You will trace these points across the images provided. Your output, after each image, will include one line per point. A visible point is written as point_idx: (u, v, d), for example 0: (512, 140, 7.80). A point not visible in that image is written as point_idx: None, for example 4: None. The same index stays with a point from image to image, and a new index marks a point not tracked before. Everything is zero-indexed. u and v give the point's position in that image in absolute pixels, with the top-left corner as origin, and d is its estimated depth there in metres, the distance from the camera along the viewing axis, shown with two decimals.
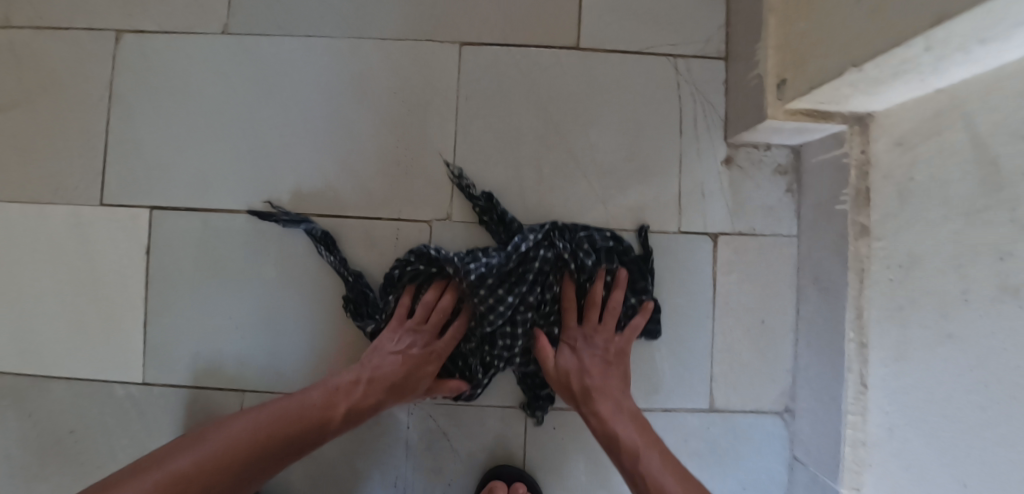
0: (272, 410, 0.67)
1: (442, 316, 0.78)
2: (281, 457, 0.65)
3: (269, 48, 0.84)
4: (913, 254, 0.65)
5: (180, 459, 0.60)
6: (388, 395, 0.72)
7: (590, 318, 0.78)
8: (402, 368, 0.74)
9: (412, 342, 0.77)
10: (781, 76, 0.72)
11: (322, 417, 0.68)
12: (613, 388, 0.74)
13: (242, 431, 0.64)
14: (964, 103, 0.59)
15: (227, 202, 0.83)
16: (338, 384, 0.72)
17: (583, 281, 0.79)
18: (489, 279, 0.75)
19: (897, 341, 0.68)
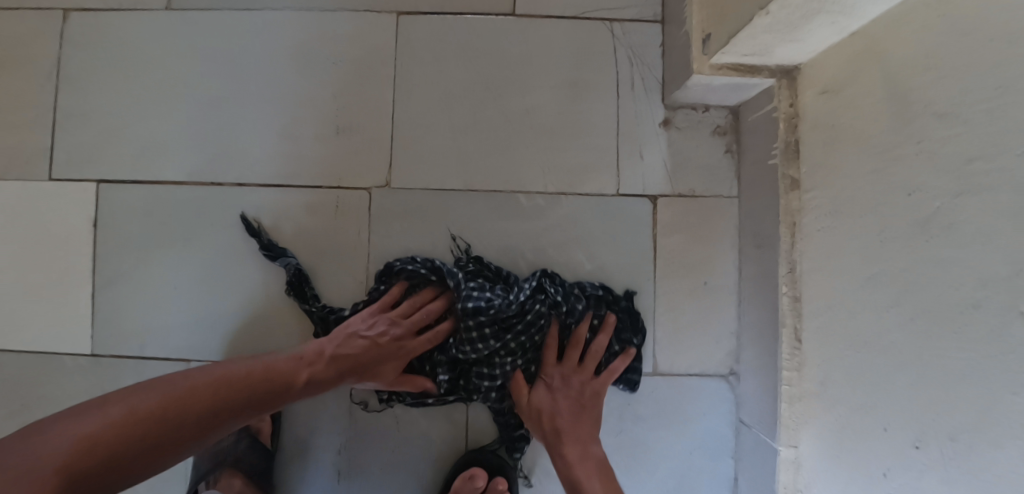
0: (233, 367, 0.65)
1: (428, 320, 0.77)
2: (239, 412, 0.64)
3: (210, 22, 0.85)
4: (836, 202, 0.65)
5: (141, 402, 0.58)
6: (352, 375, 0.72)
7: (570, 358, 0.79)
8: (377, 348, 0.73)
9: (391, 331, 0.75)
10: (705, 31, 0.72)
11: (283, 382, 0.67)
12: (583, 433, 0.75)
13: (203, 382, 0.62)
14: (874, 43, 0.59)
15: (170, 173, 0.84)
16: (302, 352, 0.70)
17: (570, 323, 0.79)
18: (484, 319, 0.74)
19: (826, 291, 0.67)
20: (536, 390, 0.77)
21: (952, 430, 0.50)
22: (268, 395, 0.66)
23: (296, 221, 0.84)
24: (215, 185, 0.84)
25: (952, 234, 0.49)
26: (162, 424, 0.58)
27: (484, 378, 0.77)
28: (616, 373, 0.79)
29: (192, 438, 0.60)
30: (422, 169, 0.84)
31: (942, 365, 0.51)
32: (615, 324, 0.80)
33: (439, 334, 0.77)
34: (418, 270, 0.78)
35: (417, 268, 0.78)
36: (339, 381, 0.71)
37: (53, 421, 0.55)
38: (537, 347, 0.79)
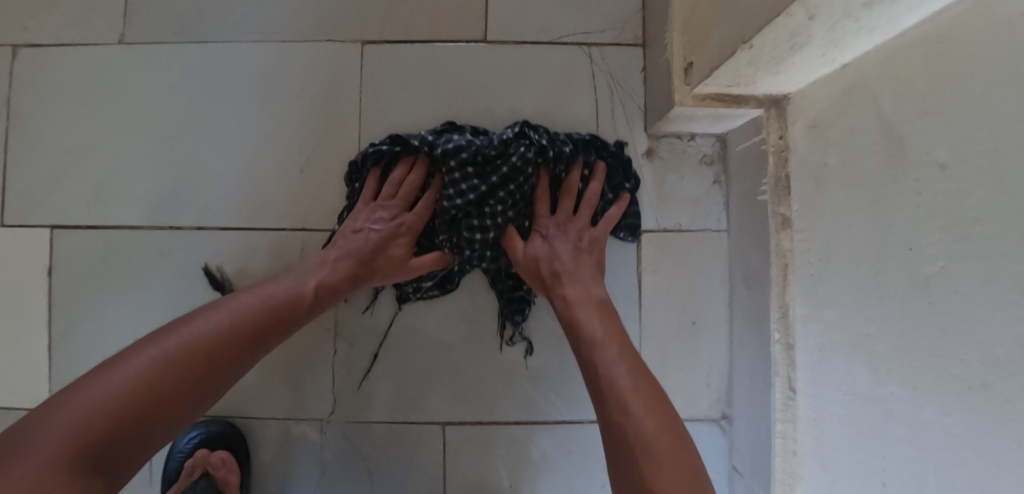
0: (236, 303, 0.62)
1: (413, 192, 0.73)
2: (247, 343, 0.60)
3: (166, 56, 0.81)
4: (830, 246, 0.60)
5: (146, 351, 0.55)
6: (354, 269, 0.69)
7: (564, 207, 0.73)
8: (372, 243, 0.70)
9: (384, 215, 0.72)
10: (687, 59, 0.66)
11: (287, 303, 0.64)
12: (584, 274, 0.69)
13: (208, 322, 0.59)
14: (868, 77, 0.53)
15: (128, 216, 0.80)
16: (301, 275, 0.67)
17: (560, 172, 0.73)
18: (463, 156, 0.69)
19: (820, 342, 0.62)
20: (532, 243, 0.71)
21: None
22: (270, 328, 0.62)
23: (261, 265, 0.79)
24: (174, 228, 0.80)
25: (958, 298, 0.44)
26: (171, 365, 0.54)
27: (472, 215, 0.70)
28: (614, 222, 0.74)
29: (197, 391, 0.55)
30: None
31: (946, 440, 0.46)
32: (605, 171, 0.75)
33: (428, 199, 0.72)
34: (383, 147, 0.73)
35: (380, 146, 0.74)
36: (344, 287, 0.69)
37: (56, 403, 0.51)
38: (527, 200, 0.74)
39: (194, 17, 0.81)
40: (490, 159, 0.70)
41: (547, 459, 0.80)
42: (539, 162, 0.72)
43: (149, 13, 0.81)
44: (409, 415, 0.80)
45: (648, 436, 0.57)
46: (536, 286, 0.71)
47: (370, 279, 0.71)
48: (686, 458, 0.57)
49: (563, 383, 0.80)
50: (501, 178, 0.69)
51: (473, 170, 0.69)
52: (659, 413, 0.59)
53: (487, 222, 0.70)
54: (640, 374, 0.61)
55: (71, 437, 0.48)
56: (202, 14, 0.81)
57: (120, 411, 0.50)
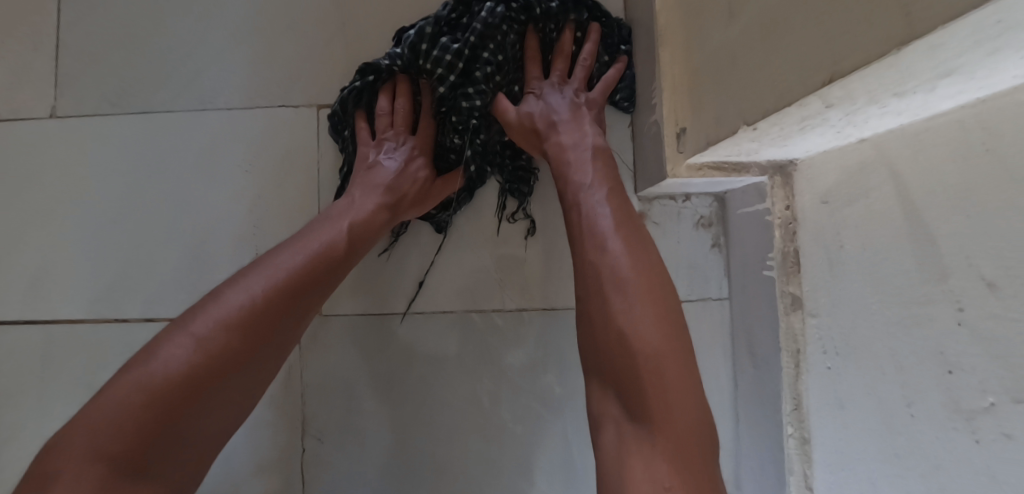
0: (266, 266, 0.53)
1: (410, 111, 0.68)
2: (285, 311, 0.53)
3: (103, 128, 0.73)
4: (850, 342, 0.52)
5: (175, 346, 0.49)
6: (383, 197, 0.63)
7: (556, 69, 0.66)
8: (381, 166, 0.64)
9: (389, 138, 0.67)
10: (679, 124, 0.59)
11: (322, 262, 0.55)
12: (583, 123, 0.63)
13: (238, 299, 0.51)
14: (890, 159, 0.46)
15: (68, 309, 0.72)
16: (330, 215, 0.60)
17: (549, 32, 0.66)
18: (428, 30, 0.63)
19: (841, 447, 0.54)
20: (527, 104, 0.64)
21: None
22: (318, 285, 0.55)
23: None
24: (120, 320, 0.72)
25: (1009, 446, 0.37)
26: (206, 361, 0.49)
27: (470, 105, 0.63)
28: (611, 85, 0.66)
29: (234, 370, 0.50)
30: (360, 286, 0.72)
31: None
32: (601, 32, 0.67)
33: (428, 116, 0.68)
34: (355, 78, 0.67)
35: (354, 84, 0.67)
36: (380, 223, 0.62)
37: (90, 410, 0.47)
38: (516, 61, 0.66)
39: (133, 84, 0.73)
40: (456, 24, 0.64)
41: None
42: (521, 23, 0.64)
43: (82, 83, 0.73)
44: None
45: (636, 327, 0.49)
46: (535, 144, 0.64)
47: (400, 213, 0.65)
48: (679, 345, 0.49)
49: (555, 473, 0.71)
50: (477, 36, 0.61)
51: (442, 27, 0.63)
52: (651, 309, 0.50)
53: (473, 88, 0.63)
54: (648, 260, 0.52)
55: (109, 451, 0.45)
56: (140, 81, 0.73)
57: (156, 400, 0.47)
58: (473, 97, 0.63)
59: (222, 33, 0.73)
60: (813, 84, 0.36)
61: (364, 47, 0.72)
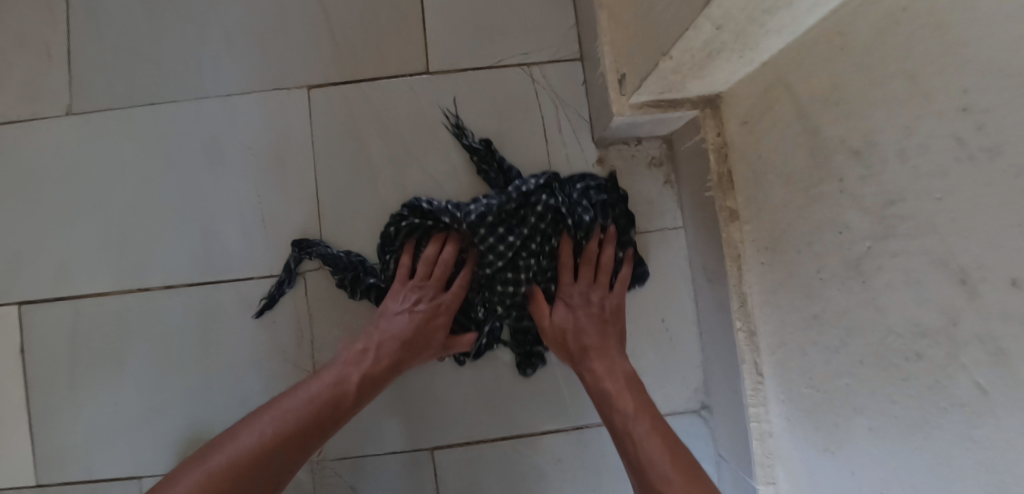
0: (278, 411, 0.62)
1: (449, 269, 0.76)
2: (297, 450, 0.61)
3: (116, 121, 0.81)
4: (774, 237, 0.63)
5: (180, 482, 0.55)
6: (403, 352, 0.71)
7: (583, 275, 0.75)
8: (414, 323, 0.72)
9: (422, 297, 0.74)
10: (619, 71, 0.69)
11: (335, 404, 0.65)
12: (612, 351, 0.71)
13: (248, 440, 0.59)
14: (784, 73, 0.56)
15: (95, 284, 0.80)
16: (344, 357, 0.69)
17: (581, 239, 0.75)
18: (488, 221, 0.72)
19: (778, 327, 0.64)
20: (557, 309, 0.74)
21: (914, 482, 0.47)
22: (320, 429, 0.63)
23: (233, 316, 0.80)
24: (142, 291, 0.80)
25: (884, 277, 0.47)
26: None
27: (507, 290, 0.74)
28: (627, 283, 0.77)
29: None
30: (354, 245, 0.80)
31: (897, 413, 0.48)
32: (617, 235, 0.77)
33: (465, 276, 0.76)
34: (413, 221, 0.76)
35: (410, 220, 0.76)
36: (383, 374, 0.70)
37: None
38: (553, 267, 0.76)
39: (138, 80, 0.82)
40: (513, 213, 0.73)
41: (541, 473, 0.82)
42: (557, 220, 0.74)
43: (93, 82, 0.82)
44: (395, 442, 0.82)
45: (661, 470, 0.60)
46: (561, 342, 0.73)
47: (404, 363, 0.72)
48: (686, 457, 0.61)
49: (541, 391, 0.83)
50: (530, 230, 0.73)
51: (496, 221, 0.72)
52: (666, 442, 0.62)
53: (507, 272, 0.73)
54: (665, 430, 0.64)
55: None
56: (146, 77, 0.82)
57: None
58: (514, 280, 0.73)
59: (215, 31, 0.82)
60: (700, 6, 0.46)
61: (344, 33, 0.82)
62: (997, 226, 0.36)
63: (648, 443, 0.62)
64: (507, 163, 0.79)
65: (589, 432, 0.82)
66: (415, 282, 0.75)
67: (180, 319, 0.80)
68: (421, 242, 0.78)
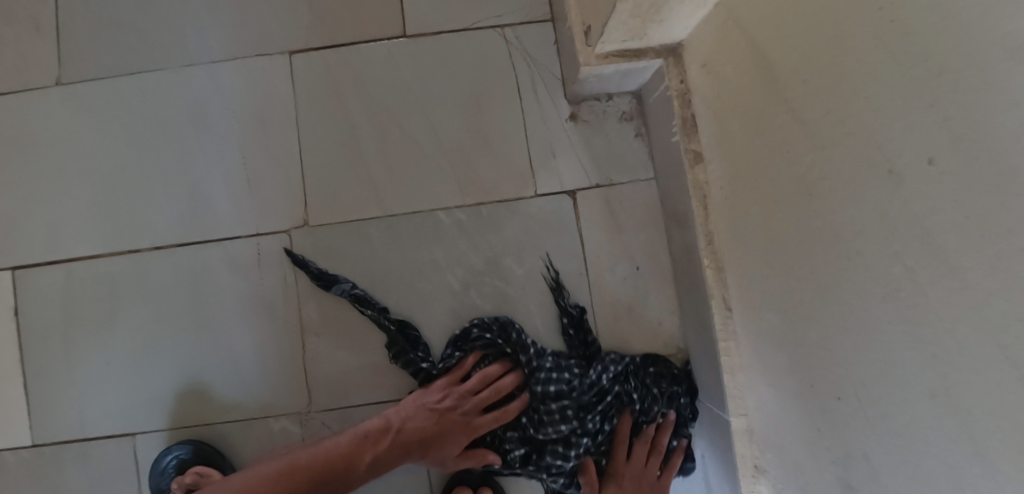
0: (298, 458, 0.72)
1: (498, 394, 0.80)
2: None
3: (104, 91, 0.84)
4: (734, 171, 0.66)
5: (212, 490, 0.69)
6: (417, 446, 0.76)
7: (637, 455, 0.80)
8: (437, 424, 0.77)
9: (456, 400, 0.79)
10: (585, 24, 0.73)
11: (344, 469, 0.73)
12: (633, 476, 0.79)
13: (266, 472, 0.71)
14: (733, 10, 0.60)
15: (86, 248, 0.83)
16: (367, 431, 0.76)
17: (640, 421, 0.81)
18: (562, 401, 0.77)
19: (742, 258, 0.68)
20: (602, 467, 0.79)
21: (864, 379, 0.50)
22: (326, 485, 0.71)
23: (222, 274, 0.83)
24: (132, 253, 0.83)
25: (828, 184, 0.50)
26: None
27: (557, 426, 0.77)
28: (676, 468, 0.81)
29: None
30: (338, 202, 0.83)
31: (845, 314, 0.51)
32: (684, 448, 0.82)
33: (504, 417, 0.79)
34: (494, 340, 0.80)
35: (490, 334, 0.80)
36: (397, 459, 0.75)
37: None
38: (608, 439, 0.82)
39: (124, 51, 0.85)
40: (585, 385, 0.78)
41: None
42: (619, 407, 0.81)
43: (81, 54, 0.85)
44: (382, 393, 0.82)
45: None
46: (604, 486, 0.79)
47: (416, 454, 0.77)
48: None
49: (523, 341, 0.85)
50: (593, 388, 0.79)
51: (573, 414, 0.78)
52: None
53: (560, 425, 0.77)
54: None
55: None
56: (132, 48, 0.85)
57: None
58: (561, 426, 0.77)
59: (199, 2, 0.86)
60: None
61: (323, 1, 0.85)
62: (916, 110, 0.39)
63: None
64: (593, 337, 0.83)
65: None
66: (459, 390, 0.79)
67: (170, 279, 0.83)
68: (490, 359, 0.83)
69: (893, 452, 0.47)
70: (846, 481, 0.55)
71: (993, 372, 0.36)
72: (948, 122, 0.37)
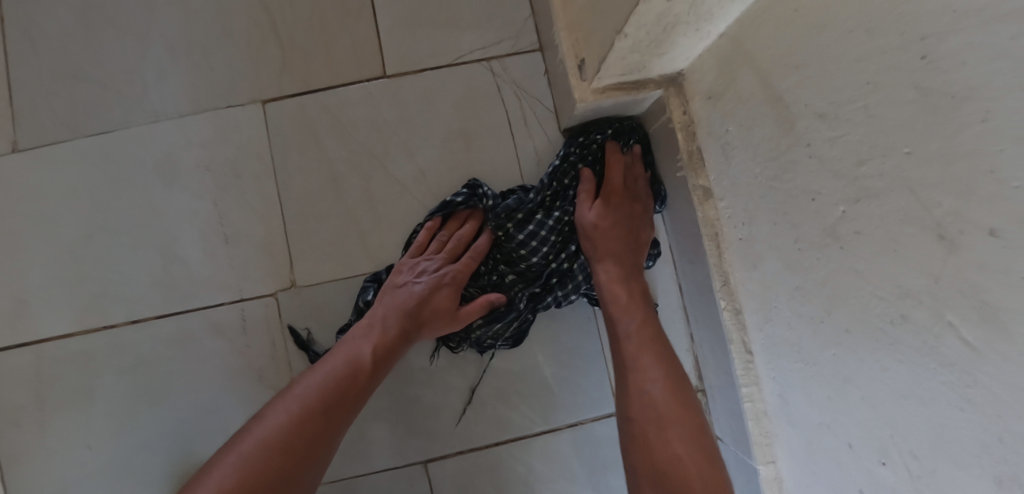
0: (305, 383, 0.62)
1: (464, 245, 0.75)
2: (329, 416, 0.60)
3: (66, 153, 0.79)
4: (748, 211, 0.62)
5: (228, 457, 0.56)
6: (409, 320, 0.69)
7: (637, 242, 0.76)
8: (417, 295, 0.70)
9: (429, 266, 0.72)
10: (579, 57, 0.68)
11: (352, 372, 0.63)
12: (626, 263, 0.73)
13: (280, 414, 0.59)
14: (740, 43, 0.55)
15: (56, 325, 0.77)
16: (352, 335, 0.67)
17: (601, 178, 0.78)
18: (524, 204, 0.73)
19: (762, 302, 0.63)
20: (581, 204, 0.74)
21: (913, 448, 0.45)
22: (346, 400, 0.62)
23: (204, 343, 0.77)
24: (106, 327, 0.77)
25: (865, 241, 0.45)
26: (262, 476, 0.54)
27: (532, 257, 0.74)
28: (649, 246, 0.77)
29: (292, 474, 0.56)
30: (324, 257, 0.78)
31: (886, 378, 0.46)
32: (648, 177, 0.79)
33: (474, 255, 0.74)
34: (452, 199, 0.75)
35: (446, 199, 0.76)
36: (397, 344, 0.67)
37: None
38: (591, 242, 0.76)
39: (86, 109, 0.80)
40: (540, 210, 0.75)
41: (540, 475, 0.80)
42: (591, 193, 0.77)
43: (38, 115, 0.80)
44: (390, 459, 0.80)
45: (662, 407, 0.64)
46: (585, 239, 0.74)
47: (415, 330, 0.69)
48: (668, 364, 0.68)
49: (531, 393, 0.82)
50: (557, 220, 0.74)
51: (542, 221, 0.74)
52: (670, 381, 0.66)
53: (541, 233, 0.73)
54: (675, 376, 0.67)
55: None
56: (93, 107, 0.80)
57: None
58: (536, 246, 0.73)
59: (162, 51, 0.81)
60: None
61: (295, 42, 0.81)
62: (967, 172, 0.35)
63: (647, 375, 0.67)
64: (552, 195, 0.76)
65: (586, 428, 0.81)
66: (425, 255, 0.74)
67: (149, 350, 0.77)
68: (451, 222, 0.77)
69: None
70: None
71: None
72: (1014, 191, 0.32)
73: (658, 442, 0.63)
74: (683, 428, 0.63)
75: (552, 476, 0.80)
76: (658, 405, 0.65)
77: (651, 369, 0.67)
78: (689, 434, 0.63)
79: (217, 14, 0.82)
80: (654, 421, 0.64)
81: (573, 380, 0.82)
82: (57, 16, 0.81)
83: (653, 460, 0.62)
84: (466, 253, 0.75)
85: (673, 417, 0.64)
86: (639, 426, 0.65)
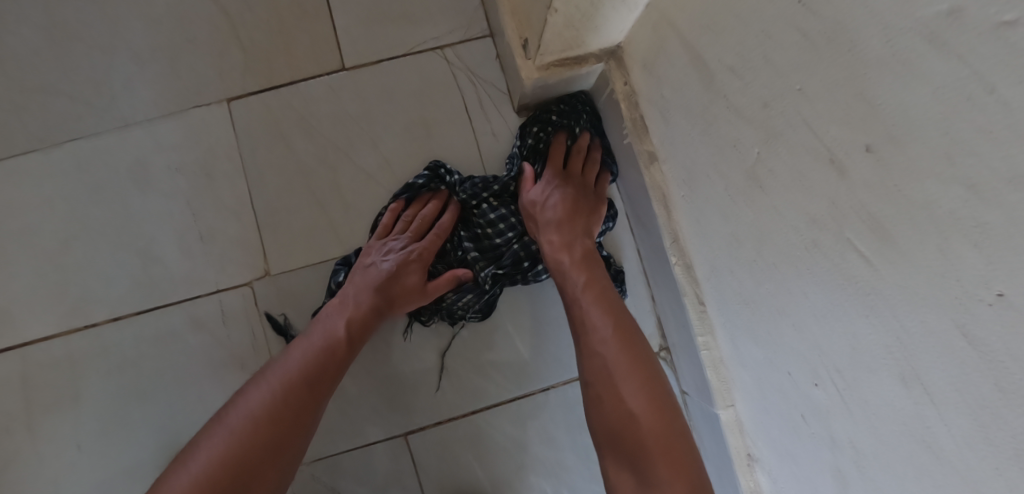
0: (287, 363, 0.65)
1: (428, 224, 0.79)
2: (309, 384, 0.63)
3: (39, 163, 0.82)
4: (687, 169, 0.66)
5: (212, 438, 0.58)
6: (379, 296, 0.72)
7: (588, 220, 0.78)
8: (385, 274, 0.73)
9: (396, 245, 0.76)
10: (522, 37, 0.73)
11: (333, 349, 0.67)
12: (576, 229, 0.75)
13: (262, 394, 0.61)
14: (663, 10, 0.60)
15: (39, 329, 0.80)
16: (326, 312, 0.70)
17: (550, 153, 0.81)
18: (489, 192, 0.79)
19: (708, 253, 0.68)
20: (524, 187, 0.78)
21: (836, 363, 0.49)
22: (326, 375, 0.65)
23: (185, 335, 0.80)
24: (89, 328, 0.80)
25: (776, 178, 0.50)
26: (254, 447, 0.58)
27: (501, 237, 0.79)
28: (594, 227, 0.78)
29: (284, 447, 0.60)
30: (296, 245, 0.82)
31: (808, 302, 0.51)
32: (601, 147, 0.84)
33: (438, 233, 0.78)
34: (417, 181, 0.79)
35: (412, 181, 0.80)
36: (373, 318, 0.71)
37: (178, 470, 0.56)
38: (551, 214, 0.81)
39: (57, 121, 0.83)
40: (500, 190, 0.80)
41: (517, 440, 0.84)
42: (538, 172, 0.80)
43: (9, 128, 0.82)
44: (372, 435, 0.83)
45: (614, 367, 0.65)
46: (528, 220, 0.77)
47: (390, 308, 0.73)
48: (619, 315, 0.68)
49: (504, 362, 0.85)
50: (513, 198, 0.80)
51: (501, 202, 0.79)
52: (618, 333, 0.67)
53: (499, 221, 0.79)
54: (619, 324, 0.68)
55: None
56: (63, 117, 0.83)
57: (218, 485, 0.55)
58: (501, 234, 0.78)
59: (127, 60, 0.84)
60: None
61: (256, 44, 0.85)
62: (845, 98, 0.39)
63: (598, 323, 0.68)
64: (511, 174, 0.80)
65: (559, 392, 0.85)
66: (391, 236, 0.77)
67: (131, 346, 0.80)
68: (417, 202, 0.80)
69: (873, 435, 0.46)
70: (835, 468, 0.53)
71: (952, 350, 0.36)
72: (878, 108, 0.36)
73: (611, 402, 0.64)
74: (635, 380, 0.64)
75: (530, 440, 0.84)
76: (610, 366, 0.65)
77: (600, 329, 0.67)
78: (641, 384, 0.64)
79: (178, 21, 0.85)
80: (606, 379, 0.65)
81: (544, 347, 0.86)
82: (22, 32, 0.84)
83: (609, 421, 0.64)
84: (430, 230, 0.79)
85: (626, 375, 0.64)
86: (594, 388, 0.66)
